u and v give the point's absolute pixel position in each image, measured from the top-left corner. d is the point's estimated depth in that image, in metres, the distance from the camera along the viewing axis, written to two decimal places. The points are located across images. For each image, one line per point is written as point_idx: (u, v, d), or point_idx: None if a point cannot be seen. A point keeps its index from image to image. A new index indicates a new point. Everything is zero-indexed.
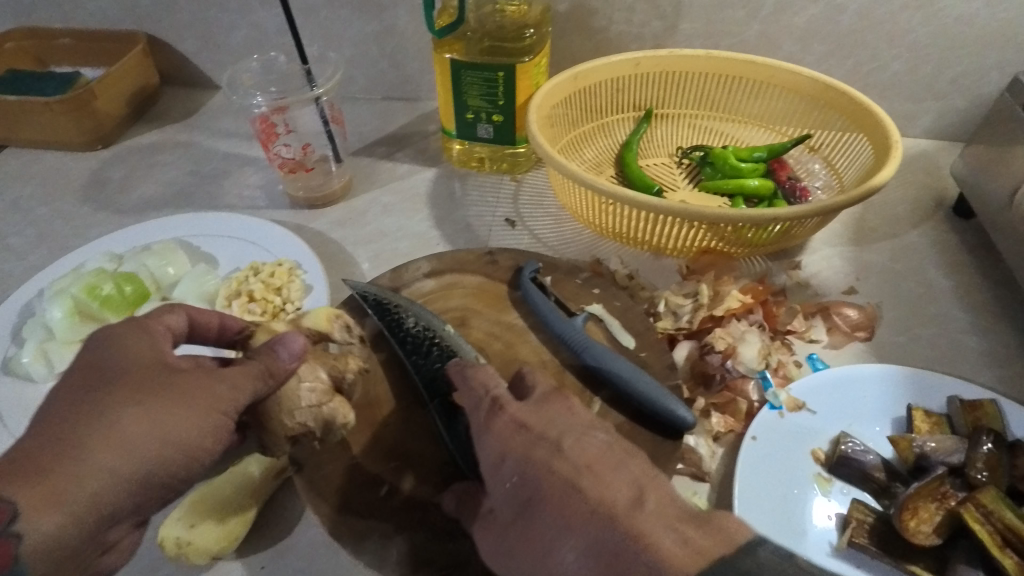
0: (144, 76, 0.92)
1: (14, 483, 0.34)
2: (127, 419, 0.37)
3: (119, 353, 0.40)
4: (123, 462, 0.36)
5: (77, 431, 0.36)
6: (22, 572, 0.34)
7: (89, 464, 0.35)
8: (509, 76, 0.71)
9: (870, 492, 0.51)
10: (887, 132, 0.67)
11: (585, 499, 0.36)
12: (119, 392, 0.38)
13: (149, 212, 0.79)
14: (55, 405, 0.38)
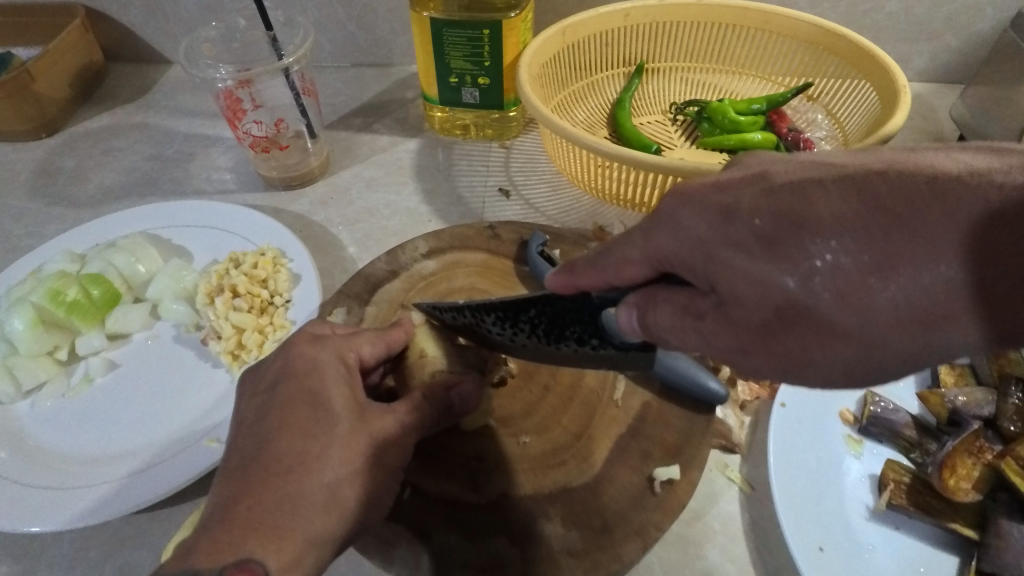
0: (87, 53, 0.84)
1: (235, 537, 0.32)
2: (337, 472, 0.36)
3: (320, 391, 0.38)
4: (337, 516, 0.35)
5: (291, 480, 0.34)
6: None
7: (302, 516, 0.34)
8: (496, 33, 0.66)
9: (899, 450, 0.50)
10: (894, 75, 0.64)
11: (842, 322, 0.28)
12: (328, 440, 0.36)
13: (109, 203, 0.72)
14: (252, 450, 0.36)
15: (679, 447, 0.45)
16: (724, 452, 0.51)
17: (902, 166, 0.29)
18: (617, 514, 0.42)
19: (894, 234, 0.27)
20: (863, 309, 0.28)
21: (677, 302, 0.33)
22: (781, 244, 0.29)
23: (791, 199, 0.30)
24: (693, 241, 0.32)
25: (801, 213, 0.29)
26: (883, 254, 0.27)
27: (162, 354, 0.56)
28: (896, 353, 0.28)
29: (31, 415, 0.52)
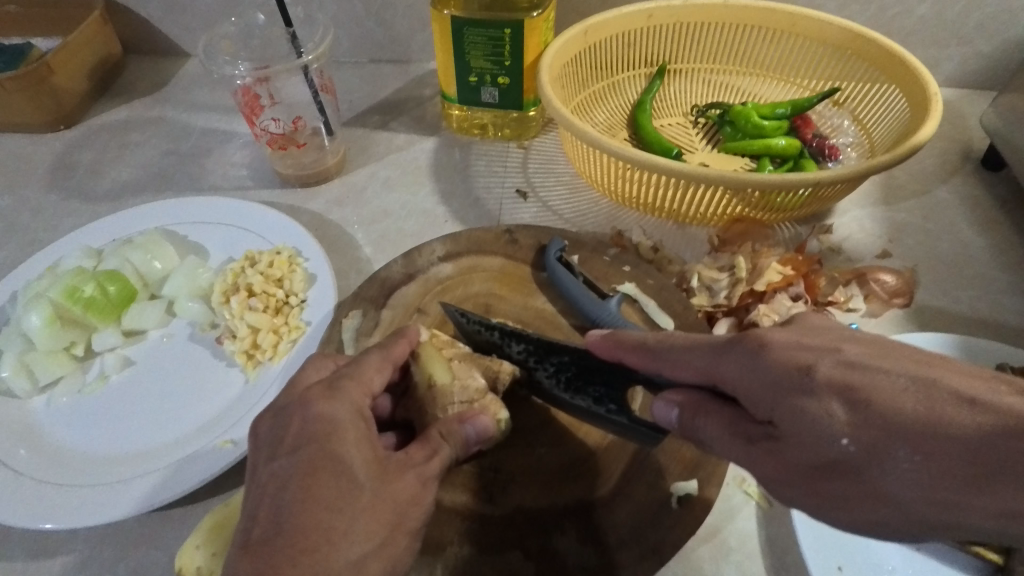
0: (105, 45, 0.84)
1: None
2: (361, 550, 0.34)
3: (340, 458, 0.36)
4: None
5: (314, 560, 0.32)
6: None
7: None
8: (517, 33, 0.65)
9: None
10: (925, 83, 0.62)
11: (878, 485, 0.29)
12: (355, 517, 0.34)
13: (126, 198, 0.72)
14: (270, 524, 0.33)
15: (698, 463, 0.44)
16: (742, 466, 0.50)
17: (956, 382, 0.30)
18: (633, 530, 0.41)
19: (942, 444, 0.28)
20: (896, 478, 0.29)
21: (724, 417, 0.35)
22: (855, 408, 0.30)
23: (863, 379, 0.31)
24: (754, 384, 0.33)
25: (877, 396, 0.30)
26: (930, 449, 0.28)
27: (177, 352, 0.56)
28: (910, 517, 0.29)
29: (47, 412, 0.52)
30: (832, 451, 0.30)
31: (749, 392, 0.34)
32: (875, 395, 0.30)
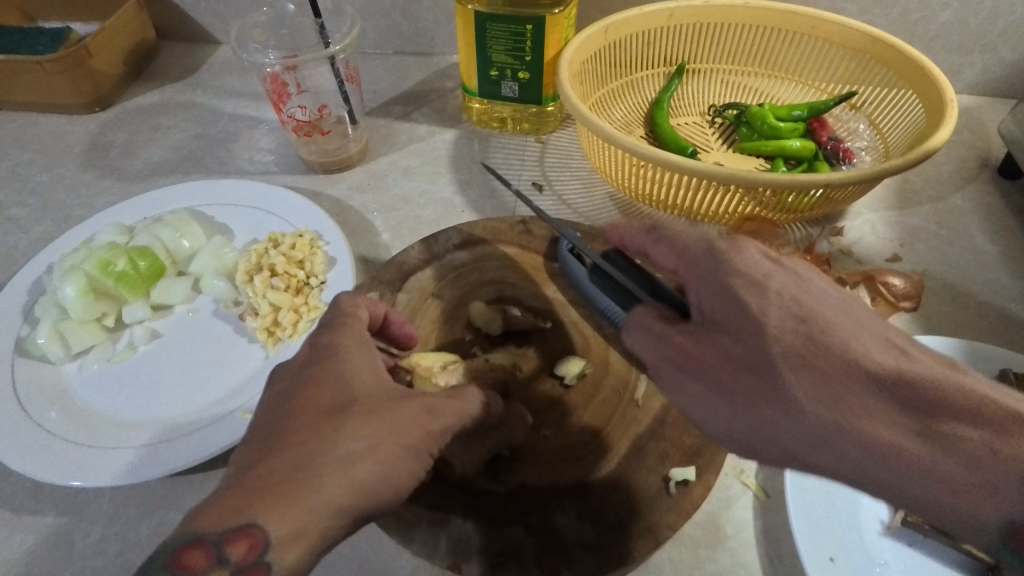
0: (141, 31, 0.87)
1: (250, 507, 0.33)
2: (361, 454, 0.36)
3: (345, 380, 0.40)
4: (345, 499, 0.35)
5: (307, 453, 0.35)
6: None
7: (316, 492, 0.34)
8: (539, 28, 0.66)
9: None
10: (942, 89, 0.63)
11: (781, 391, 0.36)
12: (345, 420, 0.37)
13: (156, 178, 0.75)
14: (273, 429, 0.37)
15: (697, 450, 0.46)
16: (741, 458, 0.51)
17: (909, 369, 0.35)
18: (631, 512, 0.43)
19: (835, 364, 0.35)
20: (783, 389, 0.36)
21: (667, 317, 0.41)
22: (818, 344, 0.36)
23: (815, 314, 0.38)
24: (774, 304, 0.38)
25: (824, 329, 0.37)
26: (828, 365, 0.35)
27: (201, 327, 0.58)
28: (788, 434, 0.35)
29: (78, 378, 0.55)
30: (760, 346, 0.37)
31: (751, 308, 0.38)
32: (824, 329, 0.37)
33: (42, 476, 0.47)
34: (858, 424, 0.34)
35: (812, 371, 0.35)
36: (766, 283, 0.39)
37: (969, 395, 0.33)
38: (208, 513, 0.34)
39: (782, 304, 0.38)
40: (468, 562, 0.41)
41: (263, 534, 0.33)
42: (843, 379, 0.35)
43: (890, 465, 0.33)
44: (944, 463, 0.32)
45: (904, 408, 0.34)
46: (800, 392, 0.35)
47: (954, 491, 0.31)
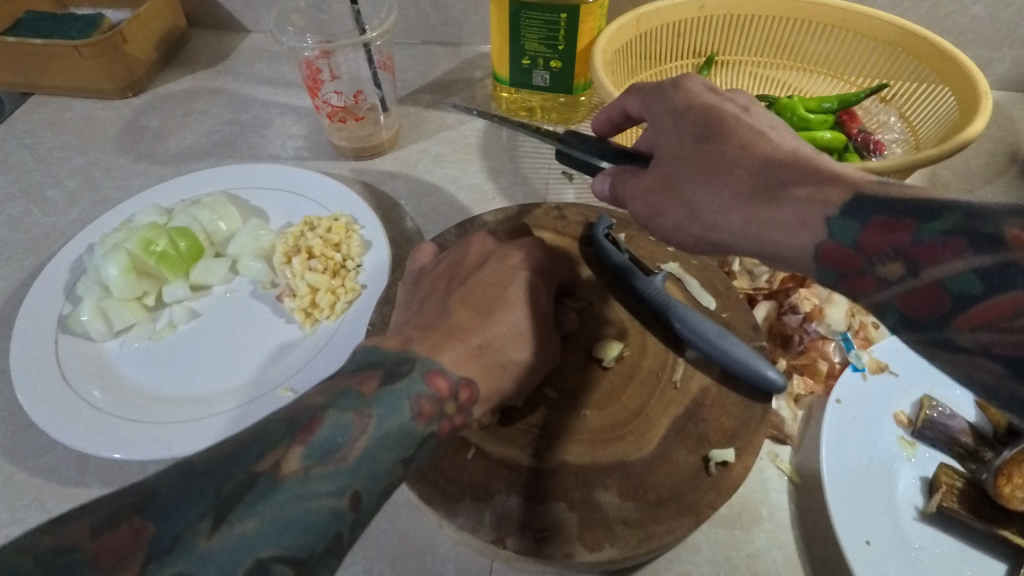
0: (172, 18, 0.88)
1: (437, 347, 0.40)
2: (525, 348, 0.45)
3: (508, 286, 0.48)
4: (514, 377, 0.43)
5: (486, 327, 0.43)
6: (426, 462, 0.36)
7: (500, 363, 0.43)
8: (573, 17, 0.67)
9: (955, 456, 0.50)
10: (976, 81, 0.63)
11: (692, 192, 0.41)
12: (497, 300, 0.46)
13: (189, 162, 0.76)
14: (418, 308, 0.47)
15: (736, 432, 0.46)
16: (776, 444, 0.52)
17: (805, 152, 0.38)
18: (672, 490, 0.44)
19: (728, 156, 0.40)
20: (697, 187, 0.41)
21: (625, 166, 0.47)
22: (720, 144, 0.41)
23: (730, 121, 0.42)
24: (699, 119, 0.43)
25: (730, 126, 0.41)
26: (732, 160, 0.40)
27: (241, 308, 0.59)
28: (705, 224, 0.40)
29: (121, 355, 0.56)
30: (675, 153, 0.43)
31: (685, 131, 0.44)
32: (731, 126, 0.41)
33: (90, 448, 0.48)
34: (743, 198, 0.38)
35: (716, 169, 0.40)
36: (691, 105, 0.44)
37: (828, 170, 0.36)
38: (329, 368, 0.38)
39: (694, 115, 0.44)
40: (512, 537, 0.41)
41: (431, 372, 0.37)
42: (720, 155, 0.40)
43: (777, 232, 0.37)
44: (791, 211, 0.36)
45: (768, 172, 0.38)
46: (701, 190, 0.40)
47: (788, 229, 0.36)
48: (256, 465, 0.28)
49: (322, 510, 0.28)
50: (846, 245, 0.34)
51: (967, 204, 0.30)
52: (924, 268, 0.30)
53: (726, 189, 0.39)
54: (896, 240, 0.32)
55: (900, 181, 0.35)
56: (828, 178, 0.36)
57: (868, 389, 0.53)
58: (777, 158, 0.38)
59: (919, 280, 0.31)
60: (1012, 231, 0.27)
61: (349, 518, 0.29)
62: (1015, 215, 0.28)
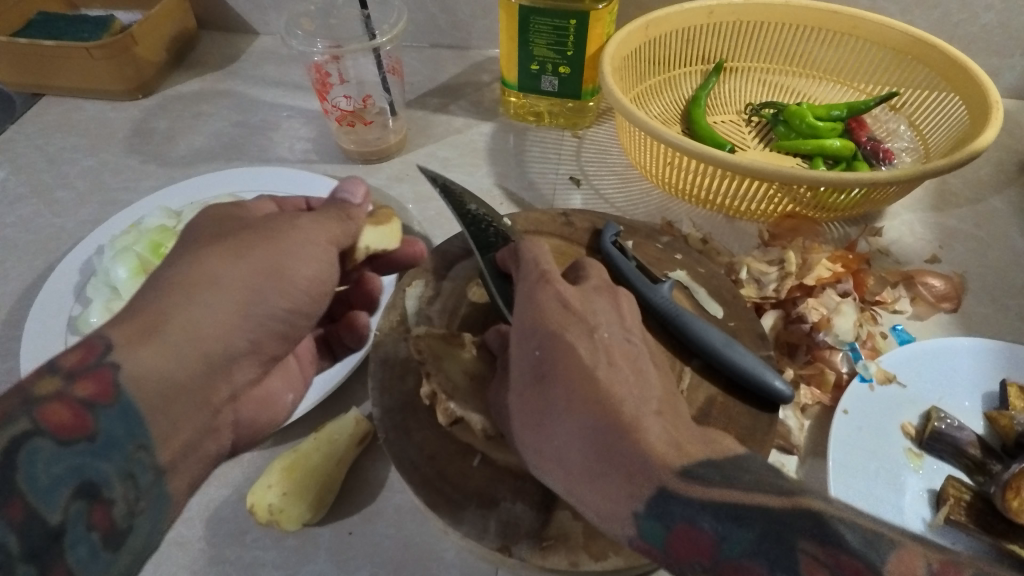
0: (182, 20, 0.89)
1: (113, 325, 0.35)
2: (215, 262, 0.39)
3: (200, 218, 0.43)
4: (218, 306, 0.38)
5: (158, 286, 0.37)
6: (126, 404, 0.33)
7: (189, 301, 0.37)
8: (582, 23, 0.67)
9: (962, 468, 0.50)
10: (985, 90, 0.63)
11: (549, 421, 0.40)
12: (213, 257, 0.39)
13: (198, 164, 0.76)
14: (273, 266, 0.41)
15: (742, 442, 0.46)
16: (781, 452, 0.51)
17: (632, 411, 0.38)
18: None
19: (565, 406, 0.40)
20: (548, 424, 0.40)
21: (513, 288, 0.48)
22: (545, 395, 0.41)
23: (565, 347, 0.42)
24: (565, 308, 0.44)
25: (563, 364, 0.41)
26: (564, 416, 0.39)
27: None
28: (555, 434, 0.39)
29: None
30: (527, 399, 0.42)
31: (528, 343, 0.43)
32: (562, 363, 0.41)
33: None
34: (589, 461, 0.38)
35: (574, 409, 0.39)
36: (530, 329, 0.43)
37: (649, 448, 0.37)
38: (133, 343, 0.34)
39: (540, 347, 0.42)
40: (517, 544, 0.42)
41: (118, 375, 0.33)
42: (555, 398, 0.40)
43: (610, 475, 0.37)
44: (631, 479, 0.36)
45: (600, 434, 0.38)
46: (557, 424, 0.39)
47: (615, 501, 0.37)
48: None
49: (5, 533, 0.27)
50: (655, 548, 0.35)
51: (762, 518, 0.32)
52: (723, 569, 0.32)
53: (566, 447, 0.39)
54: (699, 558, 0.34)
55: (741, 468, 0.36)
56: (651, 462, 0.36)
57: (875, 400, 0.53)
58: (616, 408, 0.39)
59: (715, 566, 0.33)
60: (806, 562, 0.30)
61: (19, 535, 0.27)
62: (809, 538, 0.30)
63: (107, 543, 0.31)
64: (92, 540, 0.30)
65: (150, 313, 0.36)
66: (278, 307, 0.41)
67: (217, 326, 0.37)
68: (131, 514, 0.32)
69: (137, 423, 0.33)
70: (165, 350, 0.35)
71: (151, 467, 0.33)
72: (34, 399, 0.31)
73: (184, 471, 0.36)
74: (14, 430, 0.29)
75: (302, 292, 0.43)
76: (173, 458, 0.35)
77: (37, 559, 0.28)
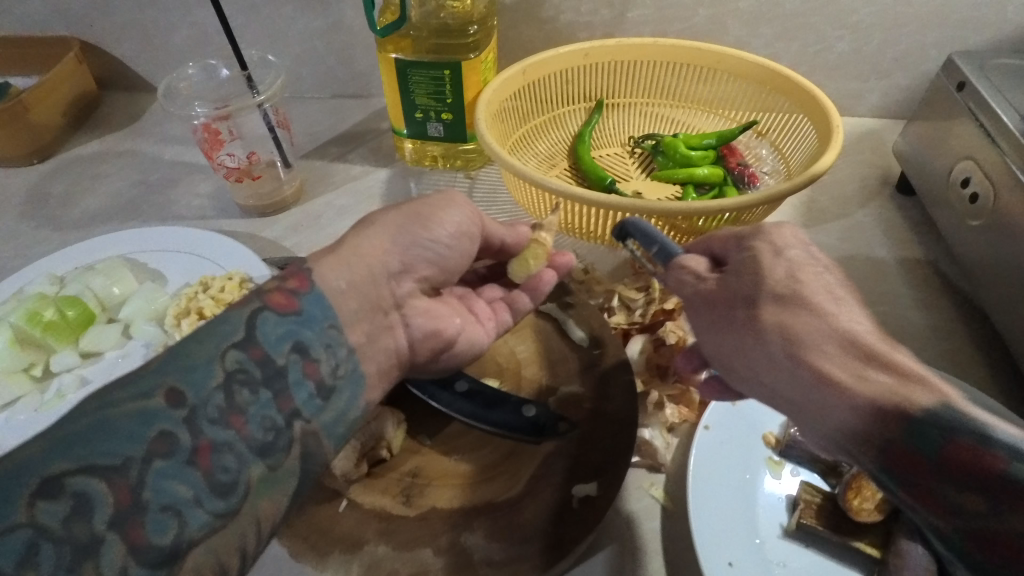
0: (83, 83, 0.89)
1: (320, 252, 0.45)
2: (385, 215, 0.47)
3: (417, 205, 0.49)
4: (383, 239, 0.45)
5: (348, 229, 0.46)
6: (321, 298, 0.41)
7: (361, 238, 0.45)
8: (457, 72, 0.70)
9: (819, 473, 0.53)
10: (829, 116, 0.68)
11: (733, 336, 0.39)
12: (387, 216, 0.47)
13: (94, 227, 0.77)
14: (416, 213, 0.48)
15: (603, 467, 0.48)
16: (651, 472, 0.54)
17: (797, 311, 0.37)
18: (537, 527, 0.45)
19: (726, 312, 0.40)
20: (734, 343, 0.39)
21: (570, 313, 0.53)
22: (721, 314, 0.40)
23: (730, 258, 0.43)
24: (698, 274, 0.43)
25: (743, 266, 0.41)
26: (745, 324, 0.39)
27: None
28: (740, 348, 0.39)
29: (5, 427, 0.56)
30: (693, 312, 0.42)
31: (722, 300, 0.40)
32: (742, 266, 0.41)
33: None
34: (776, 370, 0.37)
35: (725, 326, 0.40)
36: (756, 269, 0.40)
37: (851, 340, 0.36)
38: (325, 261, 0.43)
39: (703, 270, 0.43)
40: None
41: (313, 275, 0.42)
42: (733, 315, 0.39)
43: (800, 376, 0.36)
44: (845, 411, 0.34)
45: (813, 371, 0.35)
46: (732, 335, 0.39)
47: (823, 407, 0.35)
48: (215, 345, 0.37)
49: (248, 364, 0.37)
50: (889, 444, 0.33)
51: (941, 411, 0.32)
52: (983, 478, 0.30)
53: (746, 357, 0.39)
54: (925, 464, 0.32)
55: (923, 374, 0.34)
56: (832, 358, 0.35)
57: (736, 414, 0.56)
58: (803, 306, 0.37)
59: (918, 482, 0.32)
60: (957, 450, 0.31)
61: (258, 367, 0.38)
62: (966, 434, 0.31)
63: (317, 392, 0.39)
64: (307, 387, 0.39)
65: (343, 247, 0.44)
66: (421, 237, 0.47)
67: (376, 249, 0.45)
68: (335, 374, 0.40)
69: (328, 308, 0.41)
70: (349, 271, 0.43)
71: (343, 344, 0.41)
72: (263, 290, 0.41)
73: (371, 357, 0.43)
74: (253, 306, 0.40)
75: (444, 238, 0.48)
76: (358, 340, 0.42)
77: (268, 386, 0.38)
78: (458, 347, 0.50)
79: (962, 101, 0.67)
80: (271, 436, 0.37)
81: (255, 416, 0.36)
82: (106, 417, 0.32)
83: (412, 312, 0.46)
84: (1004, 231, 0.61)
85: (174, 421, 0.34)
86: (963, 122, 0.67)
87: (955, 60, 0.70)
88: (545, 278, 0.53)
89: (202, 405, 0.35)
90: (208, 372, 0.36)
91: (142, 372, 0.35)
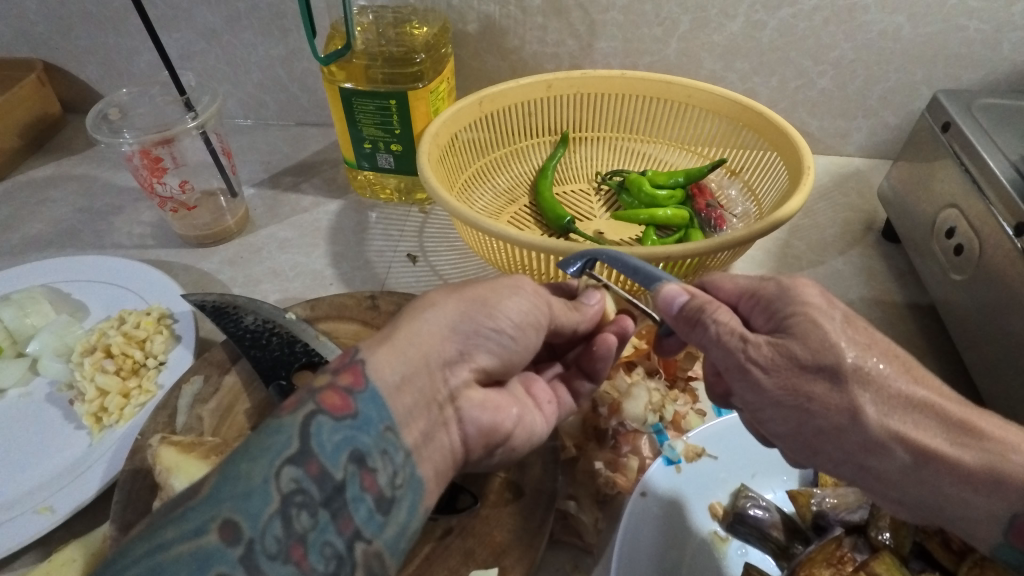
0: (42, 104, 0.88)
1: (367, 352, 0.36)
2: (436, 314, 0.39)
3: (496, 307, 0.41)
4: (440, 348, 0.38)
5: (393, 330, 0.38)
6: (374, 403, 0.35)
7: (410, 346, 0.37)
8: (403, 102, 0.67)
9: (769, 552, 0.46)
10: (801, 156, 0.63)
11: (748, 395, 0.38)
12: (439, 317, 0.39)
13: (29, 253, 0.74)
14: (479, 296, 0.41)
15: (505, 548, 0.43)
16: (577, 553, 0.48)
17: (831, 372, 0.35)
18: None
19: (742, 377, 0.38)
20: (750, 390, 0.38)
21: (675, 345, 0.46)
22: (737, 375, 0.38)
23: (706, 310, 0.39)
24: (745, 337, 0.37)
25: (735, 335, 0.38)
26: (769, 397, 0.37)
27: (29, 413, 0.57)
28: (766, 407, 0.37)
29: None
30: (720, 361, 0.39)
31: (790, 366, 0.36)
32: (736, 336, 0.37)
33: None
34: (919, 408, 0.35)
35: (758, 396, 0.38)
36: (818, 342, 0.35)
37: (852, 402, 0.35)
38: (380, 349, 0.37)
39: (697, 323, 0.39)
40: None
41: (366, 368, 0.36)
42: (753, 393, 0.38)
43: (809, 410, 0.36)
44: (906, 457, 0.35)
45: (867, 431, 0.35)
46: (753, 395, 0.38)
47: (840, 447, 0.36)
48: (267, 464, 0.31)
49: (306, 484, 0.31)
50: None
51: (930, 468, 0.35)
52: None
53: (773, 408, 0.37)
54: None
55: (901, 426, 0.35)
56: (843, 413, 0.35)
57: (680, 482, 0.48)
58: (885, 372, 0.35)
59: None
60: None
61: (316, 485, 0.31)
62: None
63: (377, 506, 0.33)
64: (366, 503, 0.32)
65: (401, 332, 0.38)
66: (485, 325, 0.40)
67: (435, 337, 0.38)
68: (393, 484, 0.34)
69: (384, 407, 0.35)
70: (406, 363, 0.36)
71: (400, 447, 0.35)
72: (314, 387, 0.35)
73: (428, 459, 0.36)
74: (305, 409, 0.33)
75: (511, 324, 0.41)
76: (415, 441, 0.35)
77: (327, 506, 0.31)
78: (514, 440, 0.43)
79: (945, 143, 0.62)
80: (334, 566, 0.30)
81: (315, 544, 0.30)
82: (159, 562, 0.27)
83: (470, 404, 0.39)
84: (990, 288, 0.54)
85: (231, 562, 0.28)
86: (946, 166, 0.61)
87: (939, 99, 0.64)
88: (608, 346, 0.49)
89: (259, 537, 0.29)
90: (263, 501, 0.30)
91: (193, 502, 0.29)
